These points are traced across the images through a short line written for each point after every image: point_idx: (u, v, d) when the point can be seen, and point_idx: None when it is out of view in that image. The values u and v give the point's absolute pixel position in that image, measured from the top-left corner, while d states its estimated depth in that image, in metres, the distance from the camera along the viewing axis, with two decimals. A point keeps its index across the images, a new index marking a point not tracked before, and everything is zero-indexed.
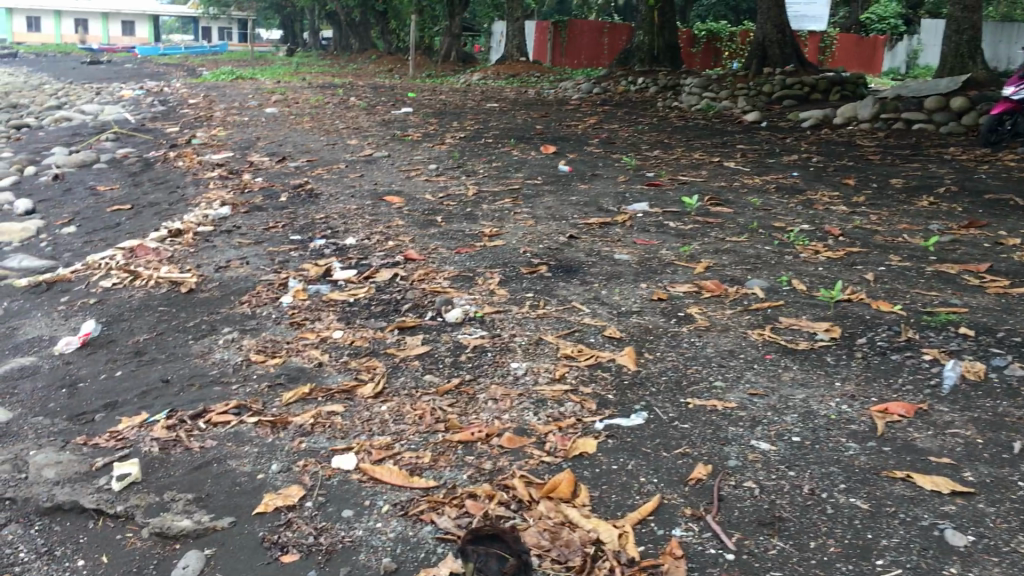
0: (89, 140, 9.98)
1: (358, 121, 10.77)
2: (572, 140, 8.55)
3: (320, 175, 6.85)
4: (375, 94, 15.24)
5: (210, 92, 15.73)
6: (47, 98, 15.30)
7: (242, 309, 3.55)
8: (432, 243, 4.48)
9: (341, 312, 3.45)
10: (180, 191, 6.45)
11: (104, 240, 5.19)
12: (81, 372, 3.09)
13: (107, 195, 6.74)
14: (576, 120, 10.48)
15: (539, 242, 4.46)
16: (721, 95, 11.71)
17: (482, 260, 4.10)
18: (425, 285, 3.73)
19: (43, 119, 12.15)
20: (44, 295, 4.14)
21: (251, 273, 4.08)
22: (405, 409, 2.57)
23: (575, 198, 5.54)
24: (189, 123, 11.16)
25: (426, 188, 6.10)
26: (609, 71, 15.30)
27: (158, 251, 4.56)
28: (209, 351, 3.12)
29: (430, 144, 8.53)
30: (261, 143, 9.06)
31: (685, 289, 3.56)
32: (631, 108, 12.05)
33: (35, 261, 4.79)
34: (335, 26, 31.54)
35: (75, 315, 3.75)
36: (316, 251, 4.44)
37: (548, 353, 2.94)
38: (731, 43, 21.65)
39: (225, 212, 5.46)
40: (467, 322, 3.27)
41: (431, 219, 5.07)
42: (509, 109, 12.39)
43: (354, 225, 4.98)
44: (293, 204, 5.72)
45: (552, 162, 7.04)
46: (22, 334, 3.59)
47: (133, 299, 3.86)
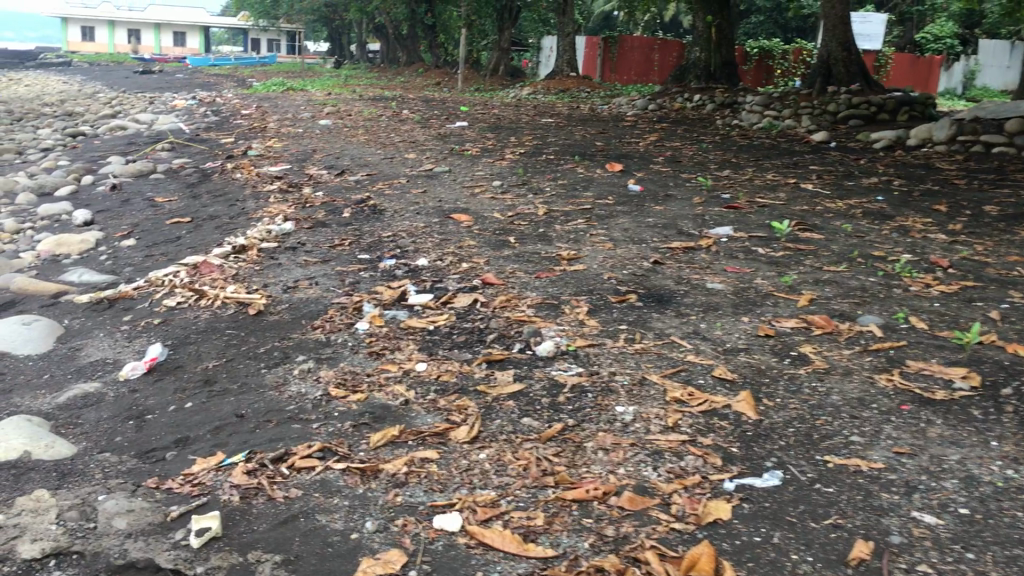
0: (144, 149, 9.91)
1: (413, 135, 10.60)
2: (636, 157, 8.29)
3: (382, 190, 6.66)
4: (428, 108, 15.10)
5: (262, 103, 15.71)
6: (102, 107, 15.39)
7: (315, 336, 3.34)
8: (509, 266, 4.25)
9: (422, 341, 3.22)
10: (240, 204, 6.29)
11: (166, 255, 5.03)
12: (149, 402, 2.89)
13: (165, 207, 6.61)
14: (636, 138, 10.22)
15: (622, 267, 4.21)
16: (784, 113, 11.36)
17: (565, 287, 3.85)
18: (509, 313, 3.49)
19: (99, 127, 12.16)
20: (106, 313, 3.97)
21: (322, 295, 3.87)
22: (506, 457, 2.33)
23: (651, 220, 5.27)
24: (244, 134, 11.07)
25: (494, 206, 5.87)
26: (664, 88, 15.01)
27: (222, 268, 4.38)
28: (284, 383, 2.90)
29: (491, 160, 8.31)
30: (318, 155, 8.91)
31: (792, 324, 3.28)
32: (690, 125, 11.75)
33: (96, 276, 4.63)
34: (382, 38, 31.61)
35: (140, 336, 3.57)
36: (387, 272, 4.22)
37: (655, 395, 2.68)
38: (783, 62, 21.10)
39: (288, 227, 5.28)
40: (560, 356, 3.02)
41: (504, 239, 4.84)
42: (566, 124, 12.16)
43: (424, 244, 4.77)
44: (356, 220, 5.52)
45: (621, 181, 6.78)
46: (84, 356, 3.41)
47: (200, 320, 3.67)
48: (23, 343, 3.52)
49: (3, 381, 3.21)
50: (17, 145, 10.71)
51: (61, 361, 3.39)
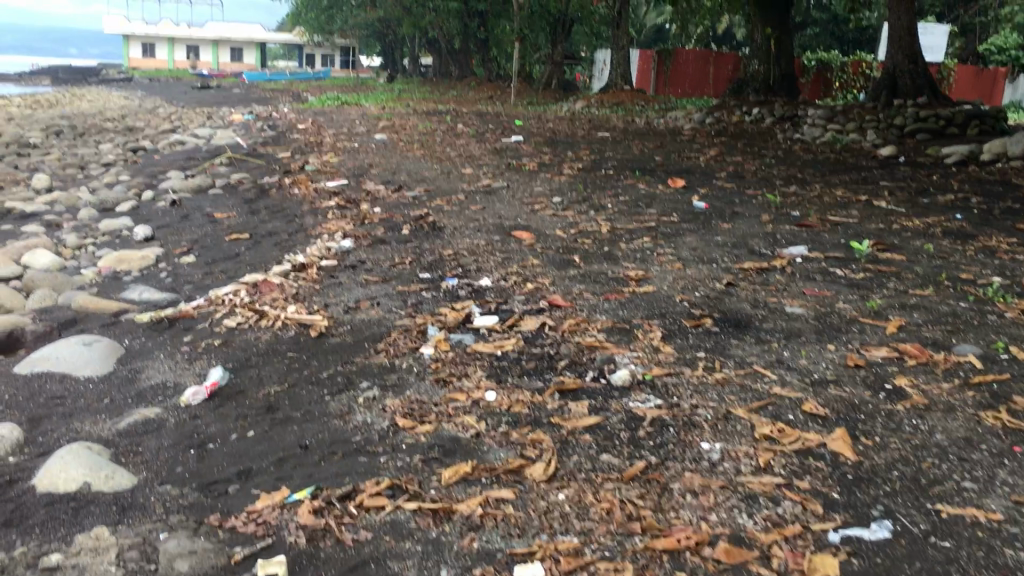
0: (203, 164, 9.97)
1: (469, 149, 10.52)
2: (698, 173, 8.09)
3: (441, 206, 6.57)
4: (483, 121, 15.03)
5: (318, 117, 15.79)
6: (161, 121, 15.59)
7: (379, 360, 3.23)
8: (576, 287, 4.10)
9: (490, 368, 3.09)
10: (298, 221, 6.24)
11: (225, 272, 4.98)
12: (211, 429, 2.80)
13: (224, 223, 6.58)
14: (696, 152, 10.01)
15: (694, 289, 4.03)
16: (848, 127, 11.06)
17: (637, 310, 3.69)
18: (579, 338, 3.34)
19: (158, 142, 12.27)
20: (167, 334, 3.91)
21: (384, 316, 3.76)
22: (587, 498, 2.18)
23: (720, 238, 5.09)
24: (300, 148, 11.07)
25: (555, 223, 5.73)
26: (722, 101, 14.75)
27: (282, 287, 4.30)
28: (348, 411, 2.79)
29: (548, 175, 8.17)
30: (374, 170, 8.85)
31: (883, 354, 3.08)
32: (751, 139, 11.50)
33: (156, 295, 4.59)
34: (434, 53, 31.75)
35: (200, 358, 3.49)
36: (450, 292, 4.11)
37: (743, 431, 2.51)
38: (842, 74, 20.70)
39: (347, 245, 5.19)
40: (636, 386, 2.86)
41: (568, 259, 4.70)
42: (622, 138, 11.99)
43: (486, 263, 4.65)
44: (415, 237, 5.42)
45: (686, 197, 6.59)
46: (144, 379, 3.33)
47: (260, 342, 3.58)
48: (84, 364, 3.46)
49: (63, 405, 3.15)
50: (79, 160, 10.84)
51: (121, 383, 3.32)
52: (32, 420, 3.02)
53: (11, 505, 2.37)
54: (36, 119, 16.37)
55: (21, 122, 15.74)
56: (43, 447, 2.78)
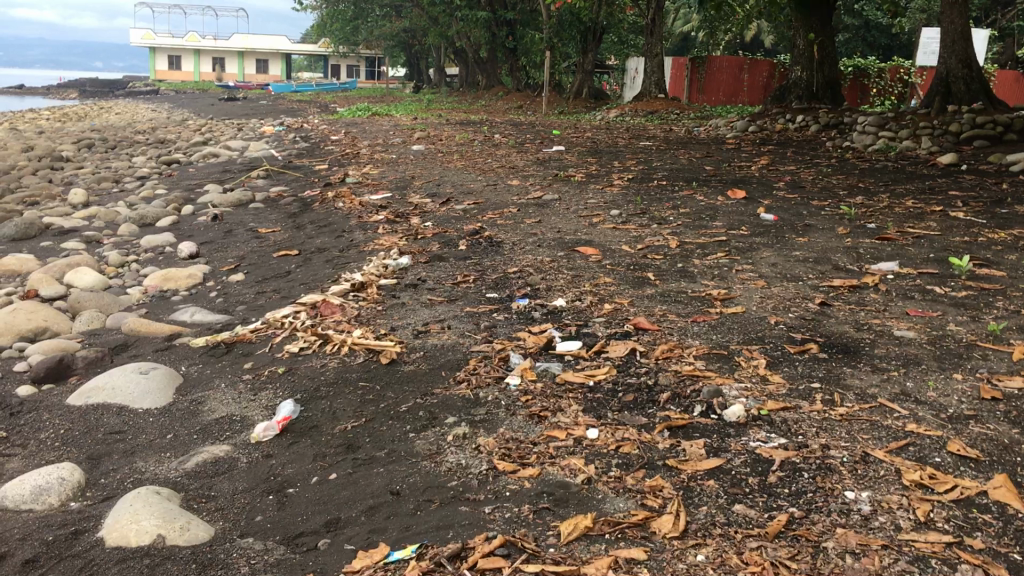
0: (240, 177, 9.80)
1: (511, 160, 10.28)
2: (755, 183, 7.81)
3: (494, 220, 6.33)
4: (519, 131, 14.80)
5: (350, 128, 15.64)
6: (192, 134, 15.50)
7: (461, 392, 2.98)
8: (657, 308, 3.85)
9: (586, 401, 2.83)
10: (348, 235, 6.04)
11: (279, 292, 4.77)
12: (287, 471, 2.56)
13: (271, 239, 6.38)
14: (746, 161, 9.71)
15: (786, 310, 3.76)
16: (901, 134, 10.72)
17: (731, 335, 3.42)
18: (676, 366, 3.08)
19: (191, 155, 12.14)
20: (225, 359, 3.69)
21: (458, 341, 3.52)
22: (730, 560, 1.91)
23: (799, 253, 4.81)
24: (337, 160, 10.90)
25: (619, 238, 5.47)
26: (764, 109, 14.45)
27: (343, 308, 4.07)
28: (439, 452, 2.54)
29: (598, 186, 7.91)
30: (417, 182, 8.64)
31: (1020, 384, 2.79)
32: (799, 147, 11.19)
33: (209, 316, 4.39)
34: (461, 63, 31.62)
35: (266, 388, 3.27)
36: (523, 313, 3.87)
37: (888, 477, 2.23)
38: (879, 80, 20.19)
39: (404, 262, 4.96)
40: (752, 423, 2.59)
41: (642, 276, 4.44)
42: (665, 147, 11.72)
43: (556, 281, 4.39)
44: (475, 254, 5.18)
45: (750, 209, 6.31)
46: (207, 412, 3.11)
47: (328, 370, 3.35)
48: (142, 396, 3.24)
49: (123, 441, 2.92)
50: (114, 174, 10.71)
51: (184, 416, 3.09)
52: (91, 459, 2.80)
53: (80, 563, 2.16)
54: (68, 132, 16.37)
55: (53, 135, 15.70)
56: (107, 490, 2.56)
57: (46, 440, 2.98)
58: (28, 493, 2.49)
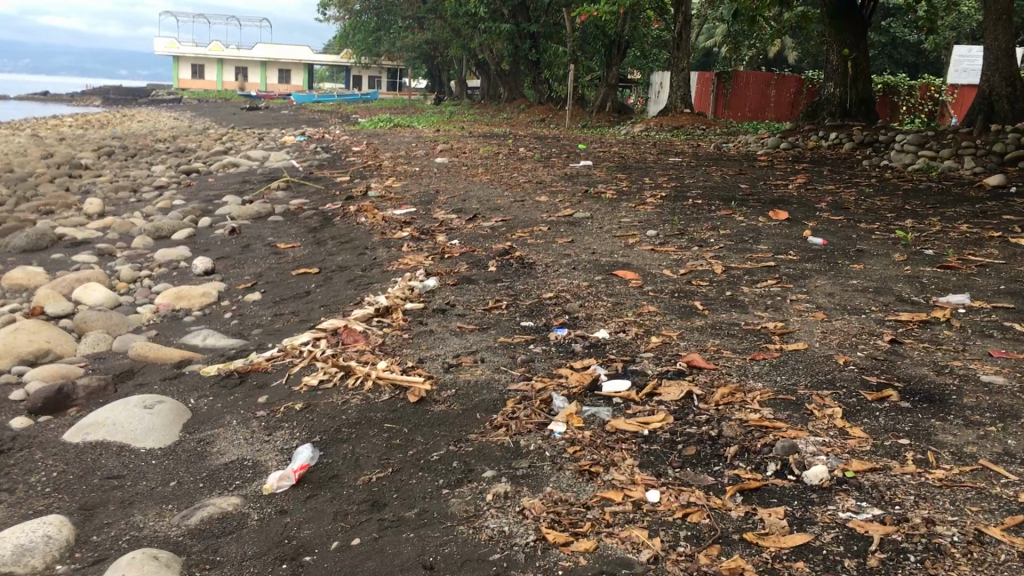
0: (260, 188, 9.53)
1: (538, 175, 9.96)
2: (794, 203, 7.46)
3: (524, 239, 6.00)
4: (544, 145, 14.50)
5: (372, 140, 15.39)
6: (212, 143, 15.30)
7: (498, 440, 2.65)
8: (710, 343, 3.51)
9: (642, 454, 2.50)
10: (371, 253, 5.74)
11: (297, 314, 4.46)
12: (304, 533, 2.24)
13: (290, 255, 6.09)
14: (781, 180, 9.37)
15: (853, 347, 3.41)
16: (942, 154, 10.32)
17: (797, 376, 3.08)
18: (741, 414, 2.75)
19: (211, 164, 11.91)
20: (237, 392, 3.38)
21: (493, 378, 3.20)
22: None
23: (856, 282, 4.46)
24: (359, 172, 10.61)
25: (659, 261, 5.13)
26: (795, 126, 14.08)
27: (367, 336, 3.75)
28: (477, 515, 2.22)
29: (630, 204, 7.59)
30: (442, 196, 8.33)
31: None
32: (834, 166, 10.82)
33: (222, 340, 4.09)
34: (483, 76, 31.41)
35: (282, 427, 2.95)
36: (563, 346, 3.55)
37: (1012, 564, 1.88)
38: (909, 98, 19.68)
39: (431, 283, 4.65)
40: (838, 488, 2.25)
41: (689, 305, 4.11)
42: (695, 163, 11.38)
43: (596, 309, 4.07)
44: (506, 276, 4.86)
45: (795, 231, 5.96)
46: (216, 455, 2.79)
47: (351, 408, 3.04)
48: (144, 434, 2.94)
49: (122, 488, 2.61)
50: (131, 183, 10.47)
51: (190, 459, 2.79)
52: (85, 510, 2.49)
53: None
54: (88, 139, 16.20)
55: (72, 142, 15.52)
56: (98, 551, 2.25)
57: (37, 485, 2.68)
58: (9, 554, 2.19)
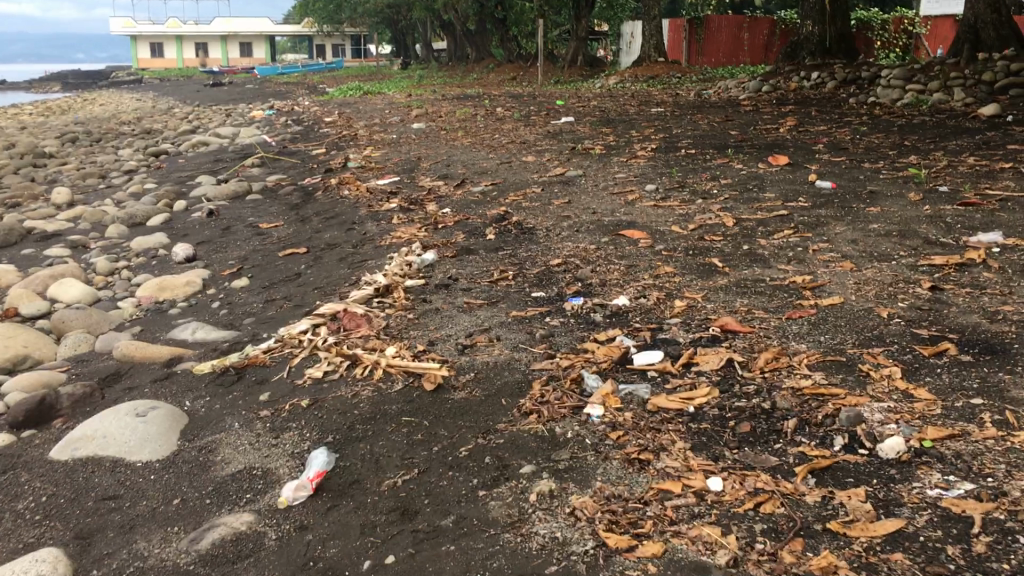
0: (233, 166, 9.17)
1: (520, 135, 9.64)
2: (790, 147, 7.21)
3: (518, 203, 5.73)
4: (521, 103, 14.15)
5: (343, 109, 14.98)
6: (179, 122, 14.84)
7: (532, 429, 2.42)
8: (739, 303, 3.28)
9: (694, 435, 2.26)
10: (360, 228, 5.45)
11: (291, 299, 4.19)
12: (331, 552, 2.00)
13: (275, 235, 5.80)
14: (770, 123, 9.12)
15: (893, 297, 3.19)
16: (930, 87, 10.08)
17: (843, 334, 2.85)
18: (792, 381, 2.52)
19: (180, 144, 11.49)
20: (236, 390, 3.12)
21: (514, 359, 2.96)
22: None
23: (877, 226, 4.24)
24: (335, 143, 10.27)
25: (665, 217, 4.88)
26: (775, 68, 13.79)
27: (369, 320, 3.49)
28: (524, 520, 1.98)
29: (621, 158, 7.33)
30: (424, 163, 8.02)
31: None
32: (821, 106, 10.57)
33: (213, 333, 3.82)
34: (449, 37, 30.79)
35: (289, 428, 2.70)
36: (583, 318, 3.31)
37: None
38: (882, 33, 18.92)
39: (430, 257, 4.38)
40: (918, 461, 2.03)
41: (707, 263, 3.87)
42: (679, 112, 11.09)
43: (609, 274, 3.83)
44: (506, 244, 4.59)
45: (799, 177, 5.72)
46: (220, 465, 2.54)
47: (363, 401, 2.79)
48: (139, 446, 2.68)
49: (119, 511, 2.36)
50: (99, 169, 10.07)
51: (193, 471, 2.53)
52: (80, 539, 2.24)
53: None
54: (51, 126, 15.69)
55: (35, 130, 15.02)
56: None
57: (24, 513, 2.42)
58: None
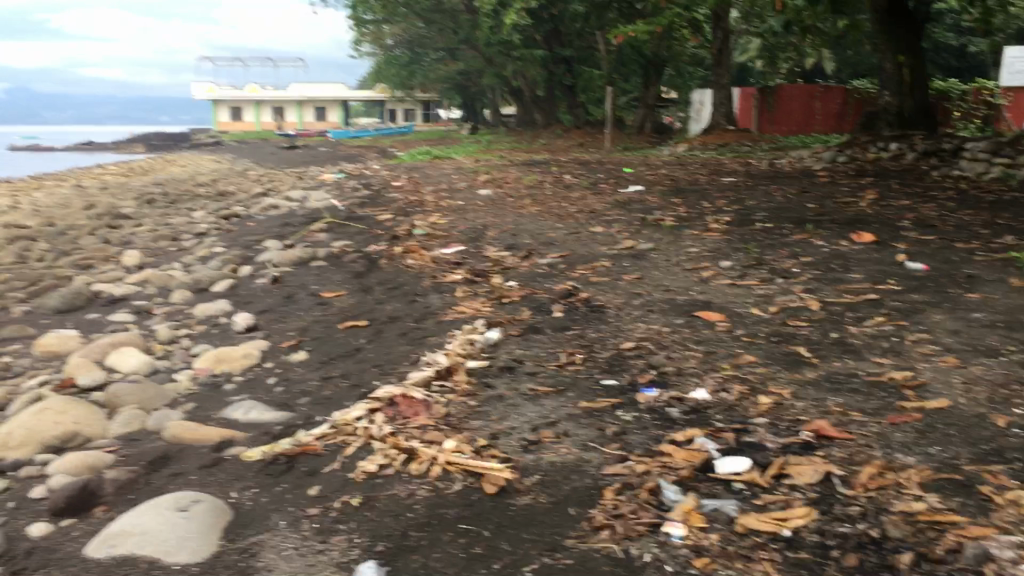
0: (300, 231, 9.15)
1: (589, 204, 9.46)
2: (874, 223, 6.88)
3: (587, 278, 5.51)
4: (589, 171, 14.01)
5: (413, 174, 15.02)
6: (252, 185, 15.04)
7: (604, 549, 2.16)
8: (833, 402, 2.98)
9: (792, 569, 1.98)
10: (424, 300, 5.28)
11: (349, 377, 4.01)
12: None
13: (337, 305, 5.67)
14: (849, 196, 8.79)
15: (1009, 402, 2.86)
16: (1018, 161, 9.65)
17: (955, 446, 2.54)
18: (902, 503, 2.22)
19: (251, 207, 11.58)
20: (285, 482, 2.92)
21: (585, 460, 2.70)
22: None
23: (979, 315, 3.91)
24: (402, 209, 10.21)
25: (744, 298, 4.60)
26: (851, 137, 13.44)
27: (429, 407, 3.28)
28: None
29: (695, 231, 7.07)
30: (492, 232, 7.86)
31: None
32: (902, 178, 10.19)
33: (266, 414, 3.65)
34: (518, 103, 31.02)
35: (338, 531, 2.48)
36: (659, 413, 3.05)
37: None
38: (961, 103, 18.50)
39: (494, 335, 4.16)
40: None
41: (793, 352, 3.58)
42: (752, 183, 10.81)
43: (687, 362, 3.56)
44: (575, 323, 4.36)
45: (887, 256, 5.39)
46: (261, 573, 2.33)
47: (419, 503, 2.56)
48: (178, 545, 2.50)
49: None
50: (172, 231, 10.16)
51: None
52: None
53: None
54: (130, 187, 16.05)
55: (114, 191, 15.36)
56: None
57: None
58: None
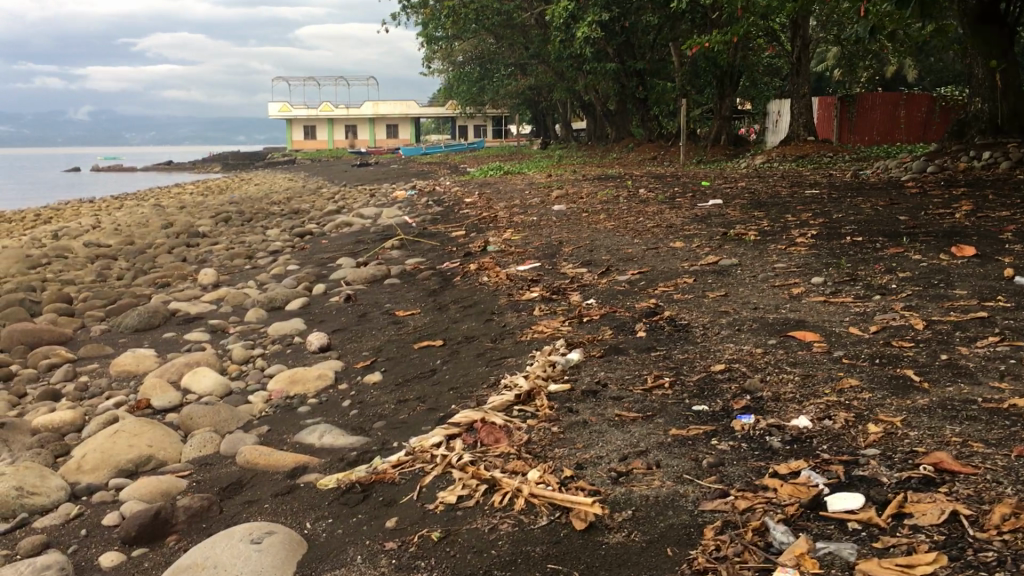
0: (374, 248, 9.10)
1: (665, 218, 9.20)
2: (973, 236, 6.48)
3: (670, 295, 5.29)
4: (663, 185, 13.73)
5: (484, 189, 14.92)
6: (324, 203, 15.15)
7: None
8: (952, 431, 2.72)
9: None
10: (500, 319, 5.13)
11: (425, 400, 3.87)
12: None
13: (412, 324, 5.56)
14: (942, 208, 8.35)
15: None
16: None
17: None
18: None
19: (325, 225, 11.62)
20: (360, 511, 2.79)
21: (679, 494, 2.50)
22: None
23: None
24: (475, 225, 10.10)
25: (839, 316, 4.34)
26: (940, 146, 12.89)
27: (509, 433, 3.11)
28: None
29: (779, 245, 6.78)
30: (567, 248, 7.68)
31: None
32: (998, 188, 9.68)
33: (341, 438, 3.54)
34: (590, 118, 30.80)
35: (417, 569, 2.33)
36: (758, 442, 2.83)
37: None
38: None
39: (574, 356, 3.99)
40: None
41: (900, 376, 3.32)
42: (836, 195, 10.42)
43: (785, 386, 3.32)
44: (660, 343, 4.16)
45: (993, 271, 5.04)
46: None
47: (501, 539, 2.39)
48: None
49: None
50: (248, 249, 10.24)
51: None
52: None
53: None
54: (206, 206, 16.30)
55: (192, 210, 15.62)
56: None
57: None
58: None
